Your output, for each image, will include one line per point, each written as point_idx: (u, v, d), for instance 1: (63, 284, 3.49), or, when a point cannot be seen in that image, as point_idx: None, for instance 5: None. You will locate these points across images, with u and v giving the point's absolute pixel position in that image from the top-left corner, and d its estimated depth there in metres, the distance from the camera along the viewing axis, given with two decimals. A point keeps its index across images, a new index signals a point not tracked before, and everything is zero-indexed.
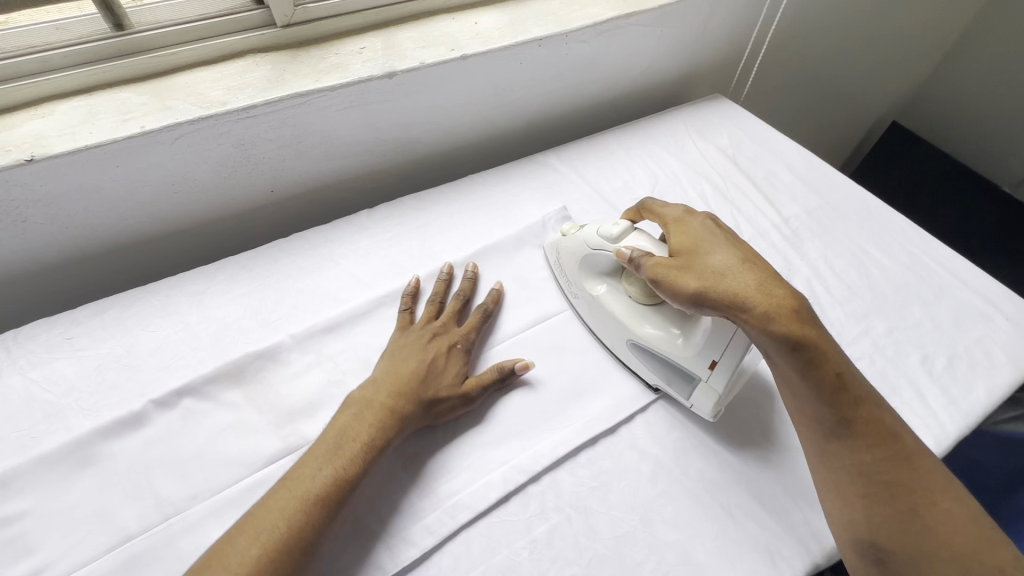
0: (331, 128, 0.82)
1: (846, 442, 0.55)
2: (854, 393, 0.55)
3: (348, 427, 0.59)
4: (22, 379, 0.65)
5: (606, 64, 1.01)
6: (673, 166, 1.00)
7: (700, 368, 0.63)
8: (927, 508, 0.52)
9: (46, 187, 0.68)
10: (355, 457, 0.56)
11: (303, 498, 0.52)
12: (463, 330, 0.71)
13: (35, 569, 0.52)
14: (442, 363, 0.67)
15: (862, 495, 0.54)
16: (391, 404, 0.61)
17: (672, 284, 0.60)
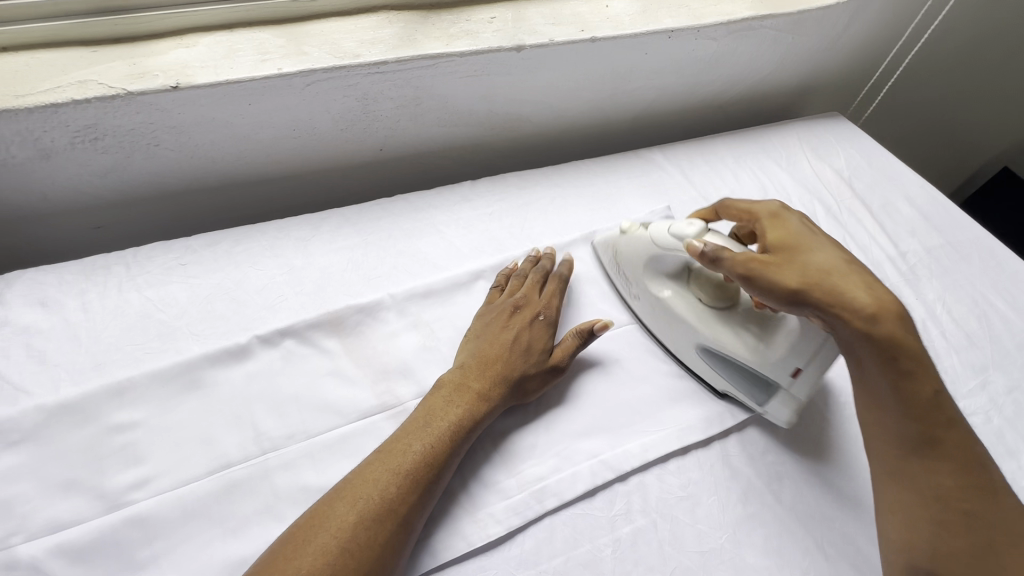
0: (450, 95, 0.82)
1: (926, 461, 0.52)
2: (945, 412, 0.52)
3: (438, 407, 0.58)
4: (139, 296, 0.68)
5: (728, 66, 0.97)
6: (784, 180, 0.95)
7: (782, 377, 0.59)
8: (1005, 549, 0.48)
9: (183, 115, 0.69)
10: (446, 434, 0.55)
11: (399, 471, 0.52)
12: (544, 302, 0.68)
13: (143, 478, 0.54)
14: (525, 338, 0.65)
15: (928, 518, 0.50)
16: (481, 387, 0.60)
17: (766, 276, 0.55)
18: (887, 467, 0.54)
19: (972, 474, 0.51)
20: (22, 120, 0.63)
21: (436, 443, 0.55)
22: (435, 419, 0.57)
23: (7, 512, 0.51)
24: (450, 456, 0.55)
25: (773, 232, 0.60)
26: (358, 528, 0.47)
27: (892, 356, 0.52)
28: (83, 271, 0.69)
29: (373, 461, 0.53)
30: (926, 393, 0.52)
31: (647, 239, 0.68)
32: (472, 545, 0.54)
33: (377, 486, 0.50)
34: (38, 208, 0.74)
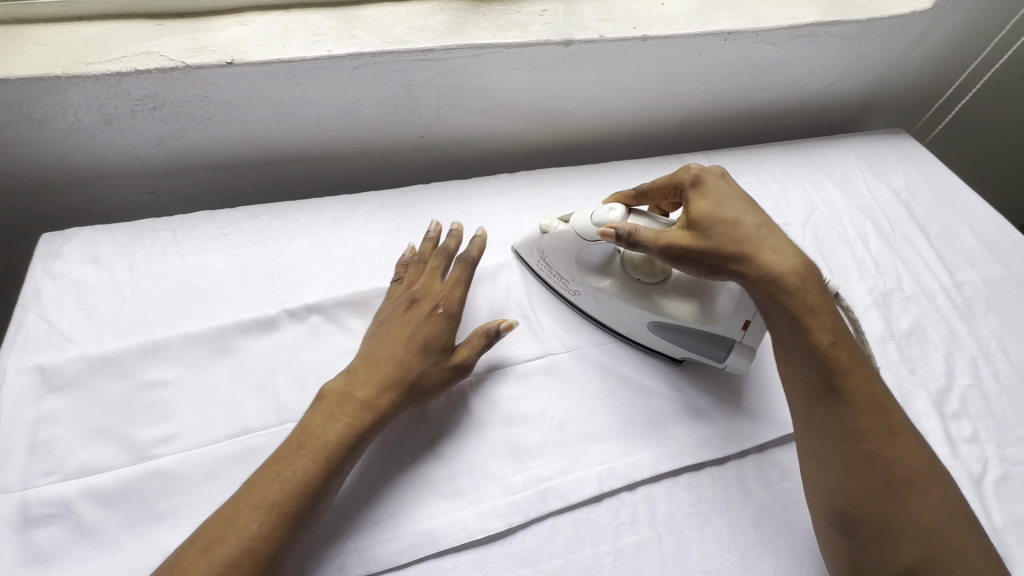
0: (494, 86, 0.81)
1: (834, 408, 0.53)
2: (842, 361, 0.54)
3: (317, 424, 0.54)
4: (181, 262, 0.71)
5: (786, 72, 0.93)
6: (835, 197, 0.90)
7: (734, 329, 0.61)
8: (906, 487, 0.50)
9: (235, 90, 0.72)
10: (322, 454, 0.52)
11: (280, 491, 0.49)
12: (447, 292, 0.64)
13: (169, 434, 0.57)
14: (433, 321, 0.61)
15: (839, 463, 0.52)
16: (368, 398, 0.55)
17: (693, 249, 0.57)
18: (802, 415, 0.56)
19: (881, 415, 0.53)
20: (89, 87, 0.67)
21: (350, 425, 0.54)
22: (341, 407, 0.55)
23: (46, 451, 0.55)
24: (361, 437, 0.54)
25: (695, 202, 0.60)
26: (280, 511, 0.48)
27: (793, 315, 0.54)
28: (133, 233, 0.73)
29: (286, 449, 0.52)
30: (844, 351, 0.54)
31: (571, 235, 0.66)
32: (472, 536, 0.54)
33: (296, 467, 0.51)
34: (98, 170, 0.79)
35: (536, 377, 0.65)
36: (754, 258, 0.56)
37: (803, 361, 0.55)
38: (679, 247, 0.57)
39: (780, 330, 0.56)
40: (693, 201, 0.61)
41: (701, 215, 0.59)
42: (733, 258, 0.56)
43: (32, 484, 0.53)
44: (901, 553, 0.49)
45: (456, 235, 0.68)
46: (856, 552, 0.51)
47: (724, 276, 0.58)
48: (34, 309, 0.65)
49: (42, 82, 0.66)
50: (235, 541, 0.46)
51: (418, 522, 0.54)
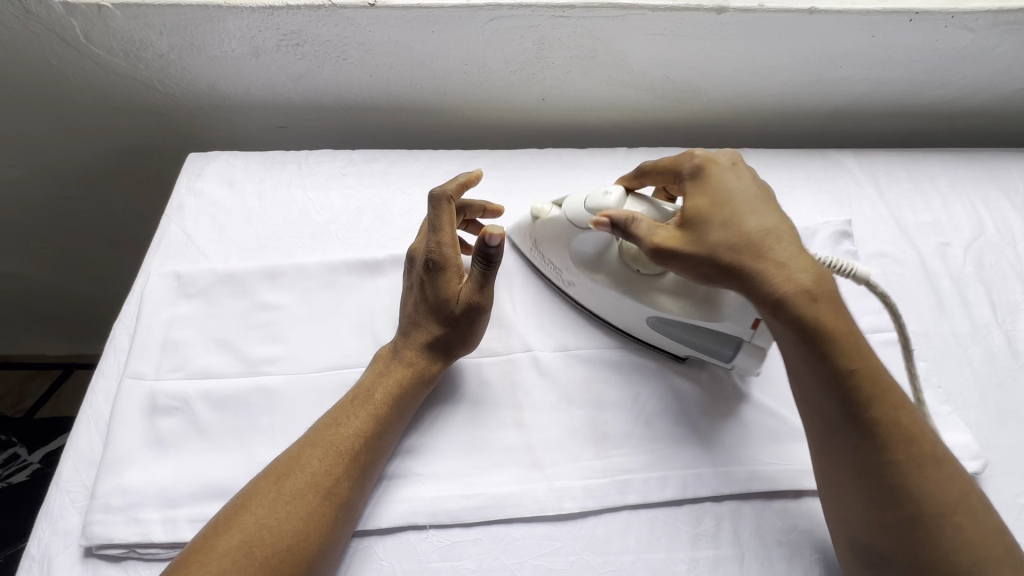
0: (630, 52, 0.76)
1: (851, 441, 0.46)
2: (865, 390, 0.45)
3: (370, 382, 0.56)
4: (303, 195, 0.74)
5: (978, 65, 0.79)
6: (1012, 219, 0.76)
7: (743, 328, 0.55)
8: (943, 522, 0.43)
9: (372, 33, 0.73)
10: (377, 410, 0.53)
11: (333, 443, 0.51)
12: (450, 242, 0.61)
13: (276, 354, 0.61)
14: (429, 285, 0.58)
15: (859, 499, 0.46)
16: (413, 361, 0.57)
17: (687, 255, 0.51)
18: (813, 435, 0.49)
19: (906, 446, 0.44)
20: (245, 18, 0.71)
21: (401, 382, 0.55)
22: (391, 366, 0.57)
23: (175, 350, 0.60)
24: (410, 395, 0.56)
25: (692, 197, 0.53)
26: (340, 454, 0.50)
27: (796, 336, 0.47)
28: (264, 163, 0.77)
29: (343, 400, 0.55)
30: (866, 370, 0.46)
31: (563, 222, 0.59)
32: (544, 512, 0.53)
33: (353, 416, 0.53)
34: (240, 99, 0.84)
35: (629, 365, 0.62)
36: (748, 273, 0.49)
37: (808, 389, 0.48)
38: (668, 246, 0.51)
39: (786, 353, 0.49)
40: (696, 189, 0.53)
41: (699, 211, 0.51)
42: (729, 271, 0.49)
43: (161, 376, 0.59)
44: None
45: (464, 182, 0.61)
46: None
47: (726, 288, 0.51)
48: (176, 221, 0.71)
49: (205, 10, 0.70)
50: (301, 474, 0.49)
51: (490, 486, 0.54)
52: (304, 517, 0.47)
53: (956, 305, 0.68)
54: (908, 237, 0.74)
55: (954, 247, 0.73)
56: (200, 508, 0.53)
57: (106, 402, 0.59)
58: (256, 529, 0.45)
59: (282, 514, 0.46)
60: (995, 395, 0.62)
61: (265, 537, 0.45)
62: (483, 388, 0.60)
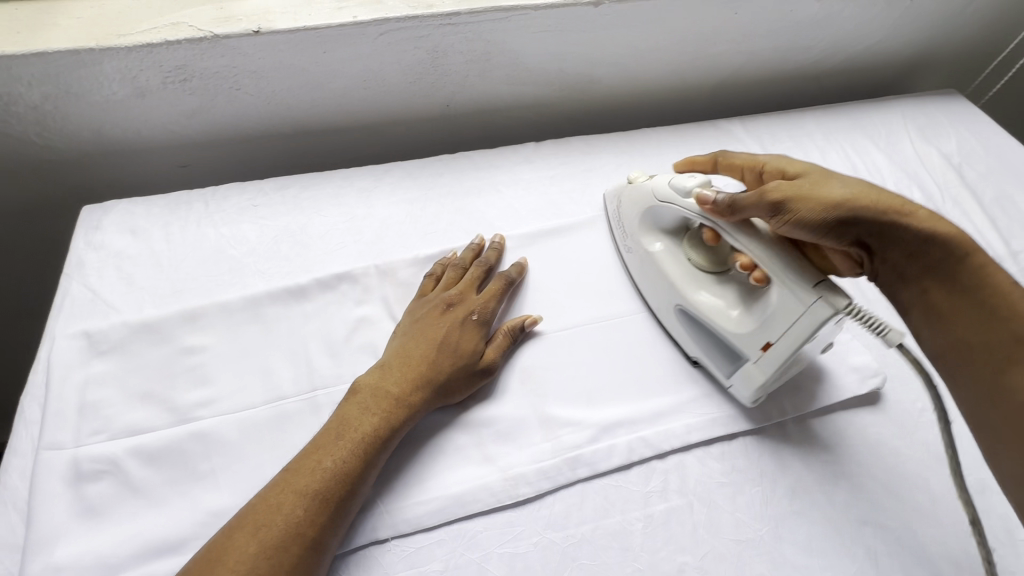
0: (521, 51, 0.79)
1: (1014, 365, 0.48)
2: (1007, 301, 0.49)
3: (351, 418, 0.54)
4: (215, 232, 0.72)
5: (829, 29, 0.88)
6: (879, 161, 0.86)
7: (751, 348, 0.57)
8: None
9: (261, 59, 0.72)
10: (357, 449, 0.52)
11: (310, 488, 0.49)
12: (483, 300, 0.64)
13: (206, 398, 0.59)
14: (467, 328, 0.61)
15: (1023, 424, 0.47)
16: (403, 395, 0.56)
17: (805, 215, 0.53)
18: (954, 372, 0.52)
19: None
20: (123, 59, 0.68)
21: (388, 419, 0.54)
22: (376, 400, 0.55)
23: (95, 412, 0.57)
24: (395, 431, 0.54)
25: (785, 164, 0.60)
26: (325, 500, 0.49)
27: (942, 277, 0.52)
28: (168, 206, 0.74)
29: (323, 438, 0.52)
30: (998, 287, 0.50)
31: (650, 192, 0.65)
32: (502, 501, 0.54)
33: (336, 458, 0.51)
34: (133, 143, 0.80)
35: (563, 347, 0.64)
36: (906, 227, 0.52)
37: (970, 328, 0.50)
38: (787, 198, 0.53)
39: (937, 295, 0.52)
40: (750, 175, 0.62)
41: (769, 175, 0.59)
42: (864, 226, 0.52)
43: (83, 442, 0.55)
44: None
45: (498, 245, 0.70)
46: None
47: (851, 231, 0.53)
48: (78, 278, 0.67)
49: (77, 55, 0.67)
50: (284, 523, 0.47)
51: (450, 487, 0.55)
52: (291, 570, 0.46)
53: None
54: None
55: None
56: (146, 569, 0.50)
57: (22, 480, 0.54)
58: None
59: (271, 569, 0.45)
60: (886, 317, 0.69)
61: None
62: None
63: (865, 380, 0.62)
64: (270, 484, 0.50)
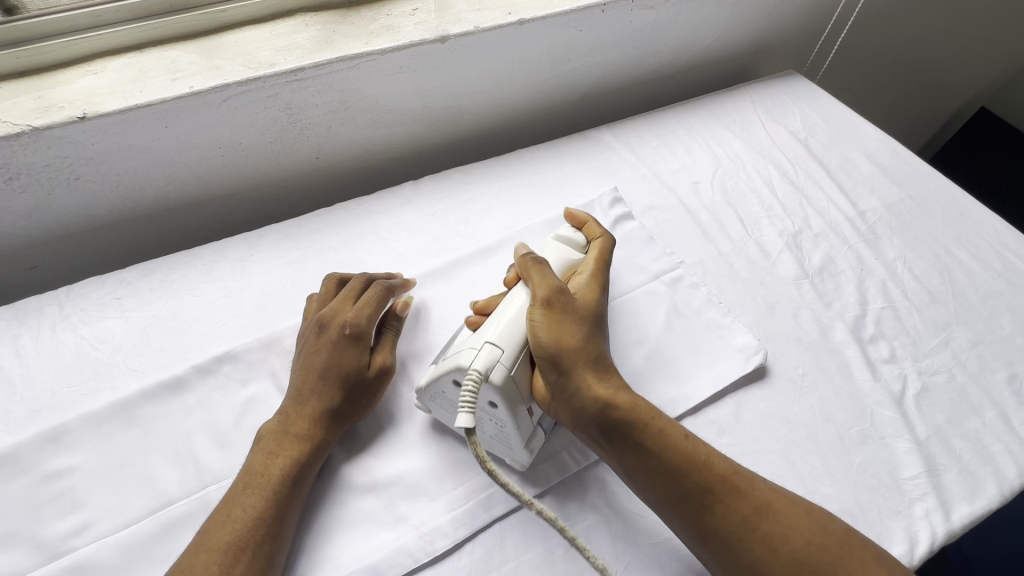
0: (379, 95, 0.79)
1: (680, 504, 0.50)
2: (667, 449, 0.51)
3: (256, 466, 0.53)
4: (73, 335, 0.66)
5: (671, 33, 0.93)
6: (737, 146, 0.92)
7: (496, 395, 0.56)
8: (752, 533, 0.47)
9: (96, 145, 0.67)
10: (266, 493, 0.51)
11: (229, 542, 0.48)
12: (354, 311, 0.61)
13: (81, 524, 0.53)
14: (344, 348, 0.59)
15: (745, 565, 0.47)
16: (302, 432, 0.55)
17: (541, 332, 0.55)
18: (668, 505, 0.50)
19: (815, 533, 0.47)
20: None
21: (294, 458, 0.54)
22: (278, 443, 0.55)
23: None
24: (304, 466, 0.54)
25: (586, 292, 0.60)
26: (240, 549, 0.48)
27: (640, 444, 0.51)
28: (15, 316, 0.67)
29: (231, 493, 0.52)
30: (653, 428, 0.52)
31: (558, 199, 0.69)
32: (418, 560, 0.53)
33: (248, 508, 0.50)
34: None
35: None
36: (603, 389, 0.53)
37: (676, 457, 0.51)
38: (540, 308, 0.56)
39: (631, 456, 0.52)
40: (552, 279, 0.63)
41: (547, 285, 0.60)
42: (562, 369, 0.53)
43: None
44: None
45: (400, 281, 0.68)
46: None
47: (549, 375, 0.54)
48: None
49: None
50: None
51: (363, 558, 0.53)
52: None
53: (715, 231, 0.80)
54: (667, 186, 0.86)
55: (702, 183, 0.86)
56: None
57: None
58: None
59: None
60: (761, 294, 0.74)
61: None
62: (329, 466, 0.58)
63: (749, 358, 0.66)
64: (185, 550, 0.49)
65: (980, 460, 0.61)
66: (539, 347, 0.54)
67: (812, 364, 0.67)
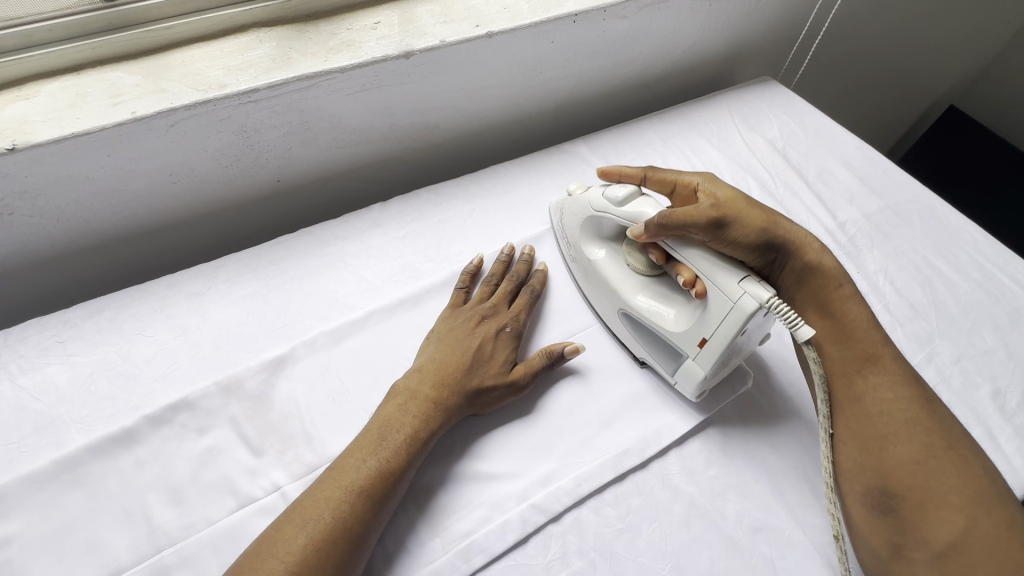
0: (342, 113, 0.74)
1: (868, 373, 0.56)
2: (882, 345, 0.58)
3: (392, 418, 0.57)
4: (11, 386, 0.60)
5: (646, 42, 0.91)
6: (714, 157, 0.90)
7: (689, 344, 0.59)
8: (875, 405, 0.54)
9: (31, 177, 0.62)
10: (398, 449, 0.54)
11: (351, 489, 0.51)
12: (514, 313, 0.67)
13: None
14: (501, 340, 0.64)
15: (877, 435, 0.52)
16: (435, 396, 0.58)
17: (736, 236, 0.61)
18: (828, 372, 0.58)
19: (939, 435, 0.51)
20: None
21: (428, 421, 0.57)
22: (415, 404, 0.58)
23: None
24: (433, 433, 0.57)
25: (719, 188, 0.65)
26: (368, 495, 0.51)
27: (821, 302, 0.62)
28: None
29: (367, 437, 0.55)
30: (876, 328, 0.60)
31: (587, 204, 0.69)
32: None
33: (379, 456, 0.53)
34: None
35: None
36: (799, 256, 0.63)
37: (867, 335, 0.58)
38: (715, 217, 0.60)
39: (814, 315, 0.62)
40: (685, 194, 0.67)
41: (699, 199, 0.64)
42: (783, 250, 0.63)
43: None
44: (940, 528, 0.46)
45: (528, 258, 0.73)
46: (901, 530, 0.48)
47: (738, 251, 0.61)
48: None
49: None
50: (332, 513, 0.49)
51: None
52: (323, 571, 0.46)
53: None
54: None
55: None
56: None
57: None
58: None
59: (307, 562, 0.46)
60: None
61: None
62: None
63: None
64: (310, 487, 0.52)
65: None
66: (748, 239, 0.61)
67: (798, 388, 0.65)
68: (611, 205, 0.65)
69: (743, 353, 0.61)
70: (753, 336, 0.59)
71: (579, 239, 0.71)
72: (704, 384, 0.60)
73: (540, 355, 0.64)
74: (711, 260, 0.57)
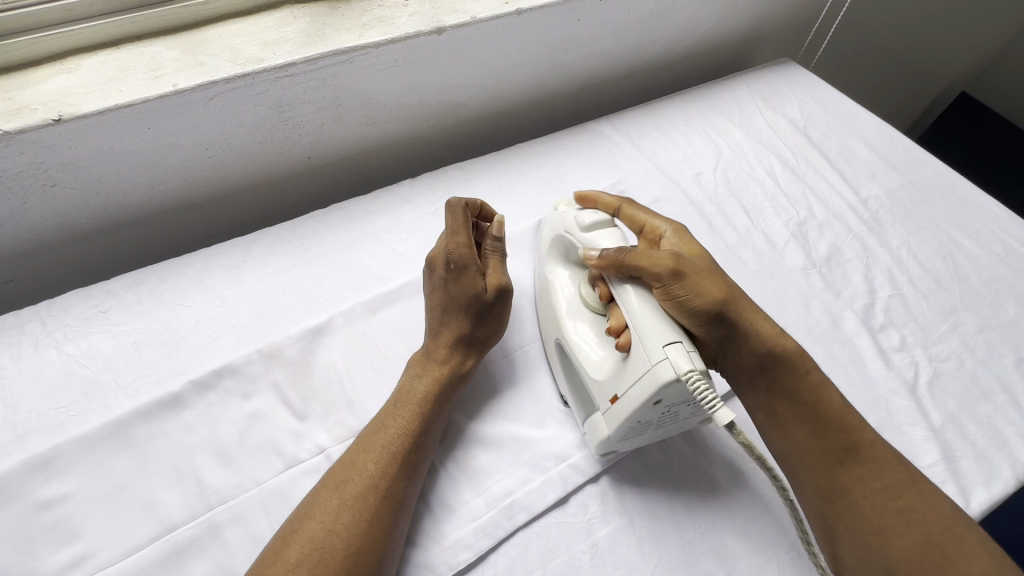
0: (373, 90, 0.75)
1: (852, 468, 0.50)
2: (861, 437, 0.52)
3: (404, 386, 0.57)
4: (58, 353, 0.61)
5: (670, 21, 0.92)
6: (737, 136, 0.91)
7: (603, 398, 0.54)
8: (869, 501, 0.49)
9: (75, 149, 0.62)
10: (415, 412, 0.55)
11: (380, 451, 0.52)
12: (449, 246, 0.60)
13: (81, 555, 0.50)
14: (453, 281, 0.60)
15: (872, 532, 0.48)
16: (436, 354, 0.59)
17: (688, 297, 0.53)
18: (806, 460, 0.52)
19: (934, 519, 0.47)
20: None
21: (438, 379, 0.57)
22: (424, 367, 0.58)
23: None
24: (445, 390, 0.57)
25: (685, 243, 0.60)
26: (394, 456, 0.52)
27: (789, 397, 0.54)
28: None
29: (385, 407, 0.56)
30: (857, 438, 0.51)
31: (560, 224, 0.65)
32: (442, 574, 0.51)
33: (400, 421, 0.54)
34: None
35: (476, 391, 0.62)
36: (761, 339, 0.55)
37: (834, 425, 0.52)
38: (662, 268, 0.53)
39: (783, 408, 0.54)
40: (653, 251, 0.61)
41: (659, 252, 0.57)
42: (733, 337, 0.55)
43: None
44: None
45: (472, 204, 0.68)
46: None
47: (687, 314, 0.54)
48: None
49: None
50: (355, 483, 0.50)
51: None
52: (358, 533, 0.47)
53: (722, 223, 0.79)
54: (669, 177, 0.84)
55: (704, 175, 0.85)
56: None
57: None
58: (330, 535, 0.46)
59: (343, 520, 0.47)
60: (772, 285, 0.73)
61: (336, 540, 0.46)
62: None
63: None
64: (345, 451, 0.54)
65: (995, 445, 0.61)
66: (702, 306, 0.53)
67: (825, 356, 0.67)
68: (577, 228, 0.62)
69: (668, 424, 0.54)
70: (680, 412, 0.52)
71: (546, 256, 0.68)
72: (607, 443, 0.55)
73: (490, 252, 0.63)
74: (646, 311, 0.51)
